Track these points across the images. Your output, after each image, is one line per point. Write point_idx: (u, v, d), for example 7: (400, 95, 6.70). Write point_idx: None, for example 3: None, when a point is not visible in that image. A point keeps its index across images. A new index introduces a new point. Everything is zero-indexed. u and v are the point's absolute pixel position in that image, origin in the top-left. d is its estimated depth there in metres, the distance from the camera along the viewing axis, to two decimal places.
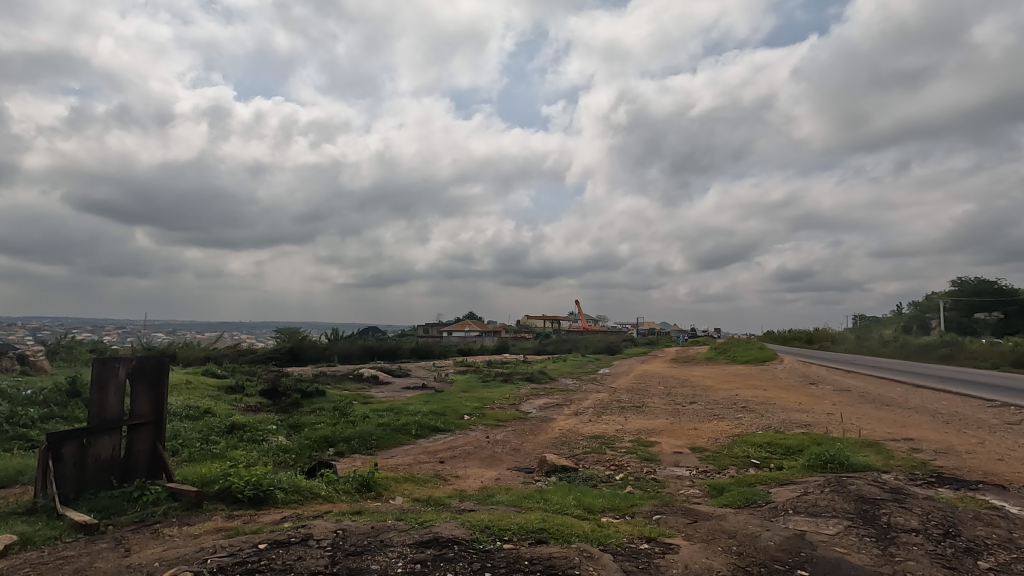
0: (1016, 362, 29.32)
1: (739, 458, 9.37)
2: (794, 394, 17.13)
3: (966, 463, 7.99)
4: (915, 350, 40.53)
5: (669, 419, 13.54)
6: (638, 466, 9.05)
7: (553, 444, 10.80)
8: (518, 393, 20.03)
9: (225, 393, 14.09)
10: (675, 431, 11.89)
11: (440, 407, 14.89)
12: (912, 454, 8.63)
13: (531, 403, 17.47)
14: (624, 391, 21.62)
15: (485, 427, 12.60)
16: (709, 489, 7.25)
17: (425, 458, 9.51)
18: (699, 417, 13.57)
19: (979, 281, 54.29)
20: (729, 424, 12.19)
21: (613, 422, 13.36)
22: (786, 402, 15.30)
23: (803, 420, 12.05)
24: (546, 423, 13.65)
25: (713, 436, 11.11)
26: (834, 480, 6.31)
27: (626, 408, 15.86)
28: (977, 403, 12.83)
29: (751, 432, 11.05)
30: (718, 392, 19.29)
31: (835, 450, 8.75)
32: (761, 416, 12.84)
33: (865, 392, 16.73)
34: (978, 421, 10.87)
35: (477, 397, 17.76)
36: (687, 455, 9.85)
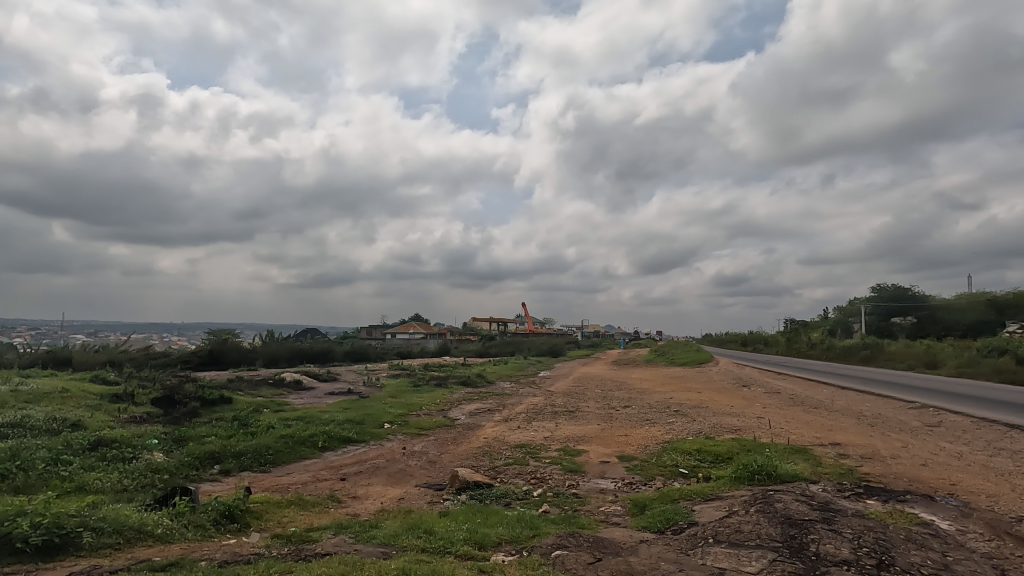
0: (928, 362, 31.08)
1: (667, 468, 8.83)
2: (727, 397, 17.02)
3: (892, 470, 7.73)
4: (839, 353, 42.49)
5: (601, 424, 12.96)
6: (560, 480, 8.32)
7: (473, 455, 9.94)
8: (450, 398, 19.09)
9: (108, 402, 12.43)
10: (604, 438, 11.32)
11: (357, 415, 13.77)
12: (840, 460, 8.33)
13: (462, 409, 16.57)
14: (560, 394, 21.07)
15: (403, 437, 11.62)
16: (631, 506, 6.60)
17: (324, 475, 8.45)
18: (631, 422, 13.08)
19: (896, 287, 57.92)
20: (661, 430, 11.73)
21: (542, 429, 12.65)
22: (718, 405, 15.11)
23: (734, 424, 11.74)
24: (472, 430, 12.79)
25: (642, 443, 10.58)
26: (761, 496, 5.76)
27: (559, 414, 15.22)
28: (898, 405, 12.99)
29: (681, 438, 10.60)
30: (653, 395, 19.02)
31: (763, 458, 8.32)
32: (692, 421, 12.47)
33: (794, 394, 16.82)
34: (900, 423, 10.86)
35: (403, 403, 16.70)
36: (614, 465, 9.23)
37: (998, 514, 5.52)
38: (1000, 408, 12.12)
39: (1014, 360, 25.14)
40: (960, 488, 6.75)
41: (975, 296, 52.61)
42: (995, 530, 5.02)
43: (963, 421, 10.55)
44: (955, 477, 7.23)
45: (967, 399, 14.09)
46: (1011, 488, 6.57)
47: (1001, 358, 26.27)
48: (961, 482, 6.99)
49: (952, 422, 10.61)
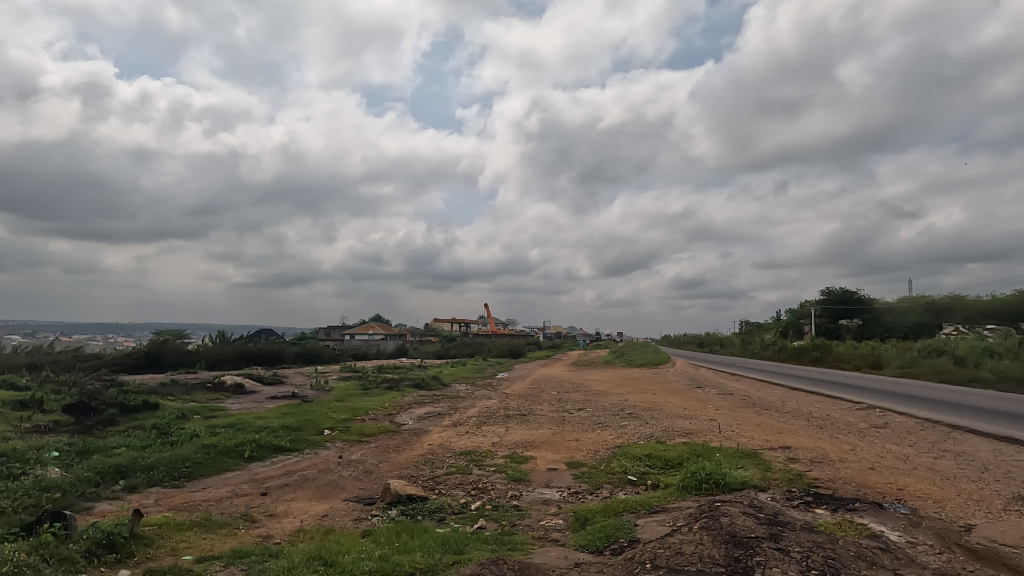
0: (873, 363, 32.14)
1: (615, 476, 8.43)
2: (680, 399, 16.91)
3: (842, 474, 7.54)
4: (791, 354, 43.62)
5: (552, 429, 12.53)
6: (502, 491, 7.80)
7: (414, 464, 9.31)
8: (399, 401, 18.34)
9: (10, 410, 11.19)
10: (555, 443, 10.89)
11: (295, 421, 12.90)
12: (789, 465, 8.13)
13: (411, 413, 15.89)
14: (514, 397, 20.59)
15: (341, 445, 10.89)
16: (572, 518, 6.15)
17: (244, 490, 7.69)
18: (583, 426, 12.71)
19: (844, 291, 60.16)
20: (613, 434, 11.38)
21: (491, 434, 12.13)
22: (671, 408, 14.92)
23: (686, 427, 11.49)
24: (417, 436, 12.14)
25: (593, 449, 10.19)
26: (707, 508, 5.37)
27: (511, 418, 14.72)
28: (846, 406, 13.07)
29: (631, 443, 10.27)
30: (608, 397, 18.77)
31: (713, 464, 8.01)
32: (645, 424, 12.19)
33: (746, 395, 16.84)
34: (848, 425, 10.83)
35: (348, 407, 15.86)
36: (561, 473, 8.78)
37: (947, 522, 5.32)
38: (942, 409, 12.31)
39: (952, 360, 26.16)
40: (908, 494, 6.57)
41: (915, 299, 55.10)
42: (945, 541, 4.78)
43: (908, 422, 10.59)
44: (903, 481, 7.07)
45: (910, 399, 14.31)
46: (957, 492, 6.43)
47: (941, 359, 27.32)
48: (909, 487, 6.83)
49: (898, 423, 10.64)
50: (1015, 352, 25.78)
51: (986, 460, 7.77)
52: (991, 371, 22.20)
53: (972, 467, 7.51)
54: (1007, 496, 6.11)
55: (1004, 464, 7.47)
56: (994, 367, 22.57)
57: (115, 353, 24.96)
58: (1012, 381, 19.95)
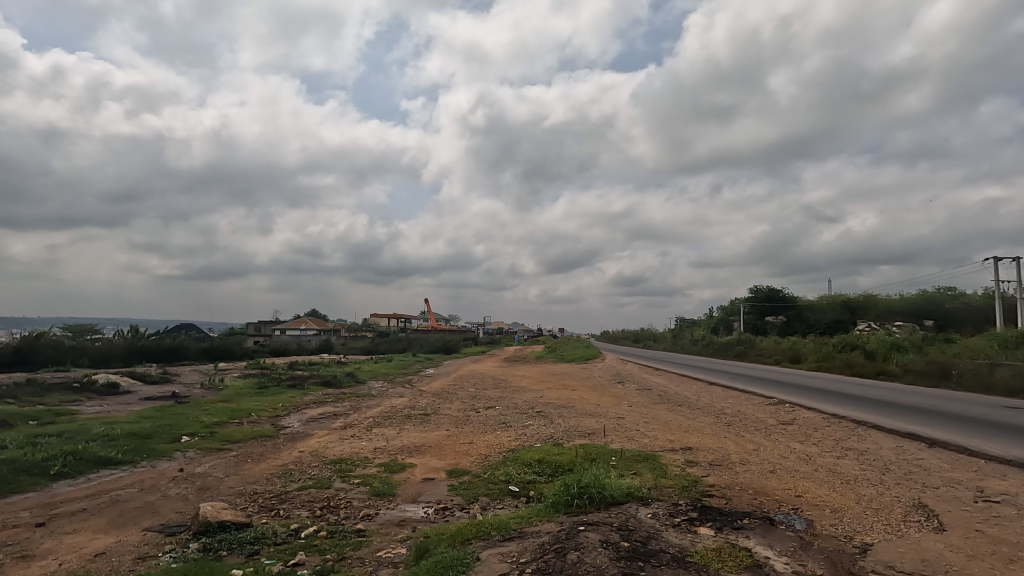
0: (793, 357, 33.03)
1: (495, 487, 7.31)
2: (597, 395, 16.15)
3: (740, 480, 6.77)
4: (718, 349, 44.57)
5: (450, 430, 11.36)
6: (354, 511, 6.49)
7: (266, 479, 7.85)
8: (297, 401, 16.60)
9: None
10: (444, 447, 9.70)
11: (149, 427, 11.04)
12: (686, 469, 7.33)
13: (302, 414, 14.24)
14: (428, 394, 19.25)
15: (191, 455, 9.23)
16: (413, 548, 4.97)
17: (18, 520, 6.03)
18: (484, 426, 11.60)
19: (770, 288, 62.46)
20: (512, 435, 10.37)
21: (379, 438, 10.79)
22: (584, 404, 14.09)
23: (591, 427, 10.62)
24: (292, 442, 10.60)
25: (483, 454, 9.08)
26: (563, 537, 4.28)
27: (411, 418, 13.40)
28: (758, 401, 12.64)
29: (527, 446, 9.25)
30: (525, 394, 17.81)
31: (603, 473, 7.02)
32: (549, 424, 11.25)
33: (663, 390, 16.30)
34: (755, 423, 10.27)
35: (228, 409, 14.03)
36: (435, 485, 7.58)
37: (841, 540, 4.53)
38: (848, 403, 12.07)
39: (862, 355, 27.11)
40: (806, 504, 5.83)
41: (833, 297, 57.92)
42: (837, 569, 3.95)
43: (815, 418, 10.15)
44: (803, 487, 6.36)
45: (819, 394, 14.11)
46: (856, 500, 5.74)
47: (853, 353, 28.24)
48: (808, 494, 6.11)
49: (805, 419, 10.19)
50: (919, 346, 27.00)
51: (889, 459, 7.25)
52: (897, 365, 22.96)
53: (874, 467, 6.94)
54: (909, 503, 5.44)
55: (906, 464, 6.94)
56: (900, 360, 23.37)
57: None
58: (916, 373, 20.61)
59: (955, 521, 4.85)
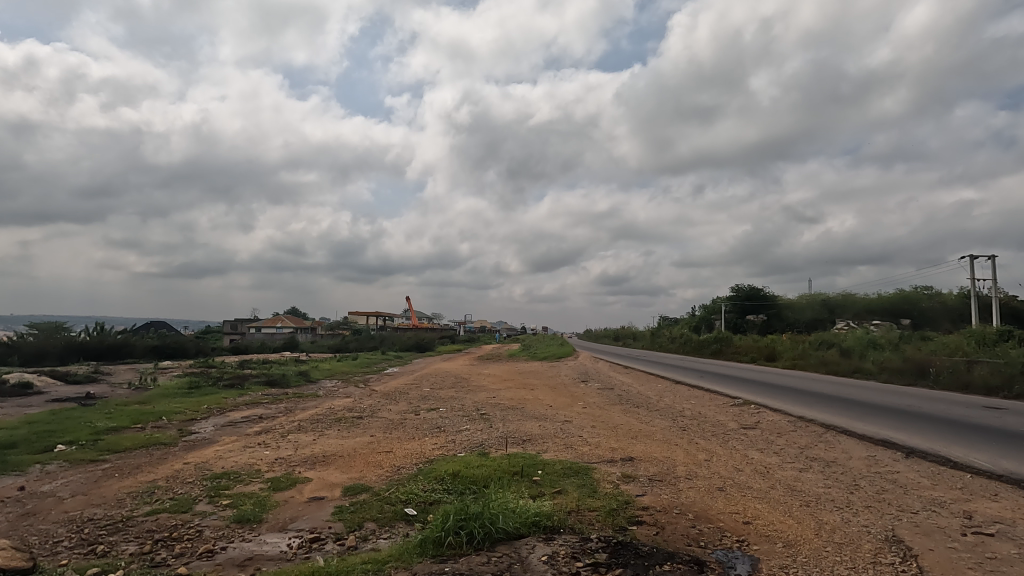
0: (769, 355, 32.25)
1: (388, 510, 6.01)
2: (554, 395, 14.94)
3: (680, 500, 5.58)
4: (694, 346, 43.80)
5: (375, 436, 10.06)
6: (195, 546, 5.14)
7: (116, 500, 6.45)
8: (227, 402, 15.16)
9: None
10: (358, 456, 8.40)
11: (22, 435, 9.54)
12: (620, 486, 6.11)
13: (221, 417, 12.77)
14: (378, 394, 17.89)
15: (50, 469, 7.79)
16: None
17: None
18: (415, 431, 10.31)
19: (751, 287, 62.14)
20: (440, 441, 9.09)
21: (288, 446, 9.40)
22: (535, 406, 12.86)
23: (531, 432, 9.37)
24: (186, 451, 9.17)
25: (397, 466, 7.78)
26: None
27: (343, 421, 12.07)
28: (722, 402, 11.56)
29: (450, 455, 7.98)
30: (480, 394, 16.54)
31: (516, 497, 5.76)
32: (486, 429, 9.99)
33: (626, 390, 15.15)
34: (714, 427, 9.11)
35: (139, 412, 12.57)
36: (321, 506, 6.27)
37: None
38: (818, 404, 11.02)
39: (837, 352, 26.43)
40: (755, 535, 4.63)
41: (812, 296, 57.80)
42: None
43: (780, 422, 9.03)
44: (754, 510, 5.18)
45: (790, 393, 13.06)
46: (816, 530, 4.56)
47: (829, 350, 27.50)
48: (759, 520, 4.92)
49: (769, 423, 9.05)
50: (894, 343, 26.40)
51: (857, 473, 6.12)
52: (873, 362, 22.20)
53: (840, 484, 5.80)
54: (880, 536, 4.28)
55: (878, 480, 5.81)
56: (875, 358, 22.60)
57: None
58: (892, 371, 19.80)
59: (937, 566, 3.69)
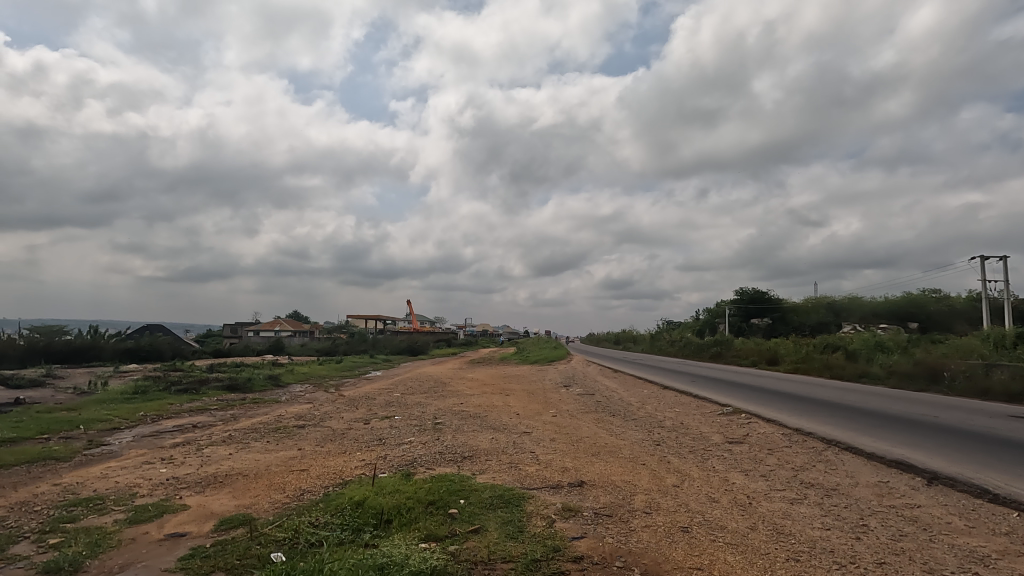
0: (770, 359, 30.75)
1: (251, 554, 4.61)
2: (526, 401, 13.51)
3: (628, 547, 4.16)
4: (694, 350, 42.29)
5: (302, 450, 8.66)
6: None
7: None
8: (169, 408, 13.79)
9: None
10: (263, 477, 7.00)
11: None
12: (556, 523, 4.68)
13: (147, 426, 11.41)
14: (342, 400, 16.53)
15: None
16: None
17: None
18: (352, 444, 8.93)
19: (756, 290, 60.73)
20: (369, 458, 7.69)
21: (194, 462, 8.01)
22: (501, 413, 11.44)
23: (480, 446, 7.96)
24: (72, 467, 7.82)
25: (301, 489, 6.38)
26: None
27: (281, 431, 10.68)
28: (709, 411, 10.11)
29: (370, 477, 6.58)
30: (449, 400, 15.11)
31: (410, 546, 4.35)
32: (431, 442, 8.58)
33: (607, 397, 13.71)
34: (694, 441, 7.66)
35: (57, 420, 11.19)
36: (173, 547, 4.88)
37: None
38: (819, 413, 9.59)
39: (842, 355, 24.89)
40: None
41: (817, 298, 56.21)
42: None
43: (773, 436, 7.58)
44: (723, 565, 3.75)
45: (788, 401, 11.61)
46: None
47: (834, 353, 26.01)
48: None
49: (760, 437, 7.61)
50: (903, 346, 24.83)
51: (867, 508, 4.67)
52: (880, 366, 20.68)
53: (842, 525, 4.36)
54: None
55: (894, 520, 4.37)
56: (883, 361, 21.12)
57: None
58: (901, 375, 18.27)
59: None
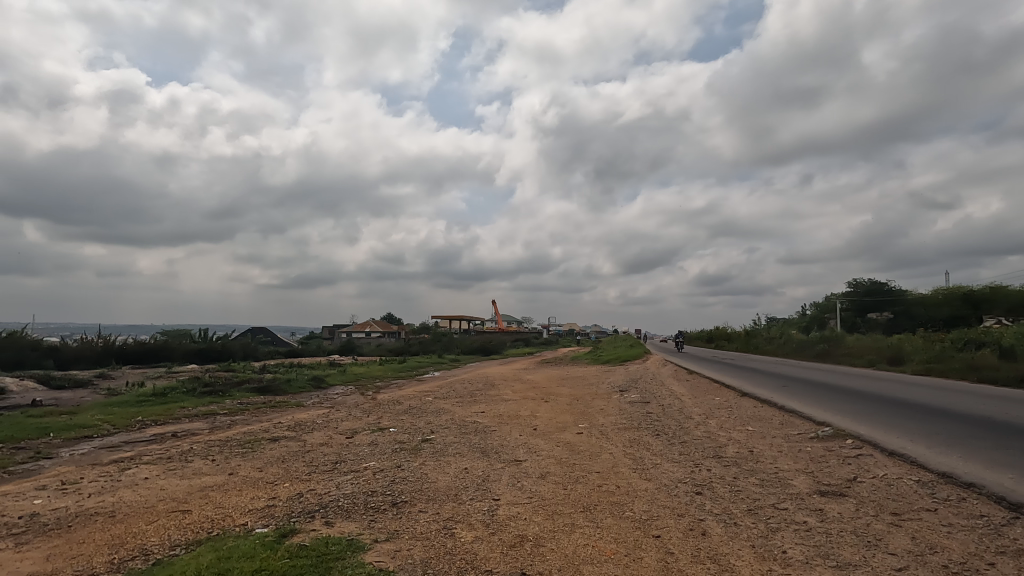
0: (892, 358, 25.47)
1: None
2: (558, 412, 10.83)
3: None
4: (797, 348, 36.90)
5: (230, 476, 6.70)
6: None
7: None
8: (174, 414, 12.65)
9: None
10: (125, 521, 5.07)
11: None
12: None
13: (122, 435, 10.11)
14: (367, 404, 14.77)
15: None
16: None
17: None
18: (297, 470, 6.84)
19: (872, 281, 52.83)
20: (283, 496, 5.51)
21: (89, 488, 6.30)
22: (515, 427, 8.90)
23: (438, 482, 5.52)
24: None
25: (137, 551, 4.32)
26: None
27: (248, 445, 8.87)
28: (797, 432, 6.95)
29: (239, 535, 4.39)
30: (476, 407, 12.71)
31: None
32: (388, 471, 6.27)
33: (664, 406, 10.67)
34: (761, 490, 4.75)
35: (34, 427, 10.20)
36: None
37: None
38: (977, 440, 6.16)
39: (993, 353, 19.62)
40: None
41: (949, 288, 47.70)
42: None
43: (902, 486, 4.50)
44: None
45: (922, 416, 8.04)
46: None
47: (981, 351, 20.66)
48: None
49: (878, 489, 4.54)
50: None
51: None
52: None
53: None
54: None
55: None
56: None
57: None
58: None
59: None
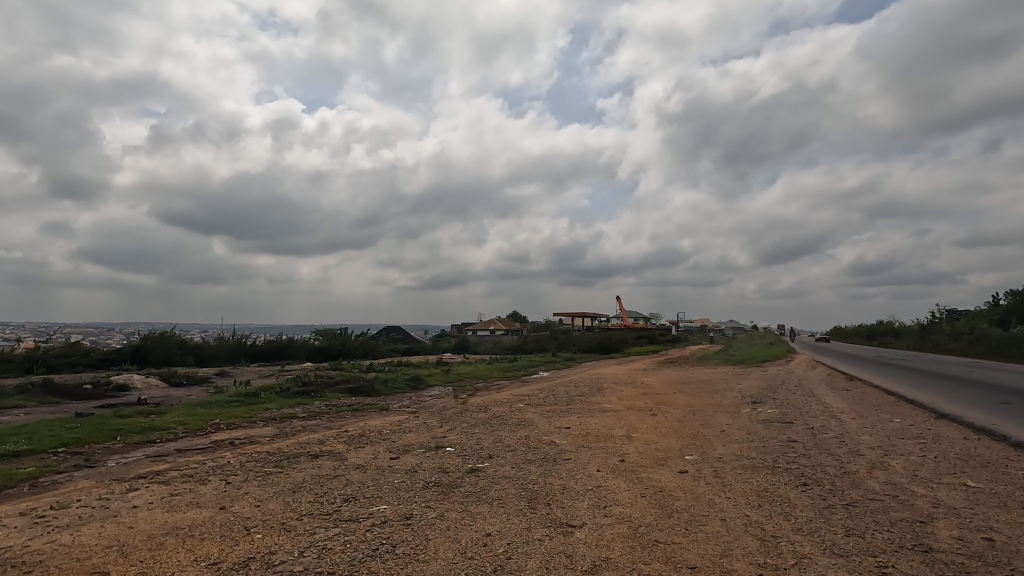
0: None
1: None
2: (663, 432, 8.36)
3: None
4: (995, 346, 29.47)
5: (219, 510, 5.37)
6: None
7: None
8: (253, 416, 12.17)
9: None
10: None
11: None
12: None
13: (184, 440, 9.56)
14: (452, 410, 13.39)
15: None
16: None
17: None
18: (295, 508, 5.30)
19: None
20: (225, 563, 3.90)
21: (64, 518, 5.29)
22: (598, 457, 6.62)
23: (431, 562, 3.54)
24: None
25: None
26: None
27: (284, 462, 7.64)
28: None
29: None
30: (565, 419, 10.56)
31: None
32: (387, 527, 4.43)
33: (816, 430, 7.64)
34: None
35: (111, 428, 10.04)
36: None
37: None
38: None
39: None
40: None
41: None
42: None
43: None
44: None
45: None
46: None
47: None
48: None
49: None
50: None
51: None
52: None
53: None
54: None
55: None
56: None
57: (70, 341, 22.13)
58: None
59: None
